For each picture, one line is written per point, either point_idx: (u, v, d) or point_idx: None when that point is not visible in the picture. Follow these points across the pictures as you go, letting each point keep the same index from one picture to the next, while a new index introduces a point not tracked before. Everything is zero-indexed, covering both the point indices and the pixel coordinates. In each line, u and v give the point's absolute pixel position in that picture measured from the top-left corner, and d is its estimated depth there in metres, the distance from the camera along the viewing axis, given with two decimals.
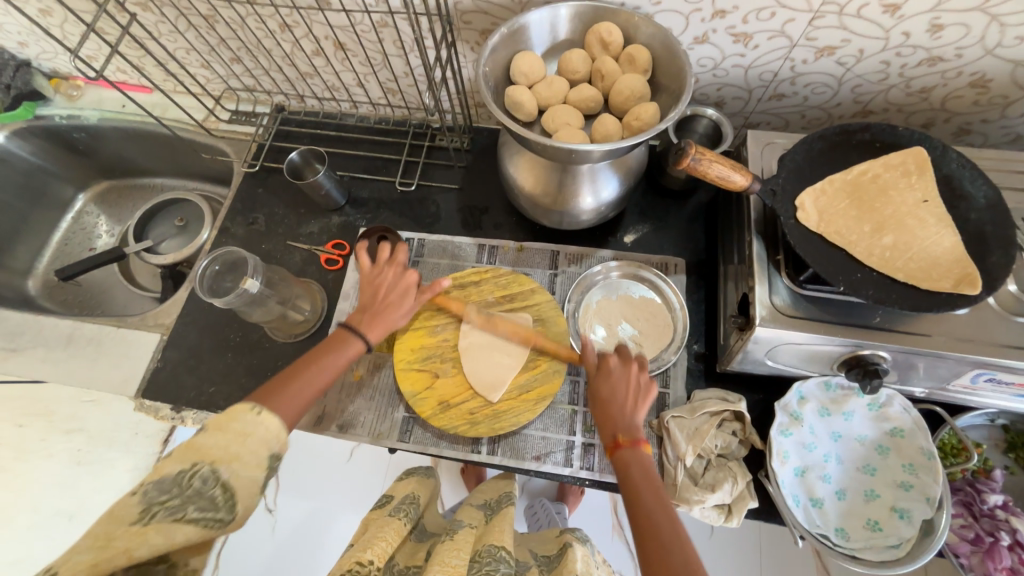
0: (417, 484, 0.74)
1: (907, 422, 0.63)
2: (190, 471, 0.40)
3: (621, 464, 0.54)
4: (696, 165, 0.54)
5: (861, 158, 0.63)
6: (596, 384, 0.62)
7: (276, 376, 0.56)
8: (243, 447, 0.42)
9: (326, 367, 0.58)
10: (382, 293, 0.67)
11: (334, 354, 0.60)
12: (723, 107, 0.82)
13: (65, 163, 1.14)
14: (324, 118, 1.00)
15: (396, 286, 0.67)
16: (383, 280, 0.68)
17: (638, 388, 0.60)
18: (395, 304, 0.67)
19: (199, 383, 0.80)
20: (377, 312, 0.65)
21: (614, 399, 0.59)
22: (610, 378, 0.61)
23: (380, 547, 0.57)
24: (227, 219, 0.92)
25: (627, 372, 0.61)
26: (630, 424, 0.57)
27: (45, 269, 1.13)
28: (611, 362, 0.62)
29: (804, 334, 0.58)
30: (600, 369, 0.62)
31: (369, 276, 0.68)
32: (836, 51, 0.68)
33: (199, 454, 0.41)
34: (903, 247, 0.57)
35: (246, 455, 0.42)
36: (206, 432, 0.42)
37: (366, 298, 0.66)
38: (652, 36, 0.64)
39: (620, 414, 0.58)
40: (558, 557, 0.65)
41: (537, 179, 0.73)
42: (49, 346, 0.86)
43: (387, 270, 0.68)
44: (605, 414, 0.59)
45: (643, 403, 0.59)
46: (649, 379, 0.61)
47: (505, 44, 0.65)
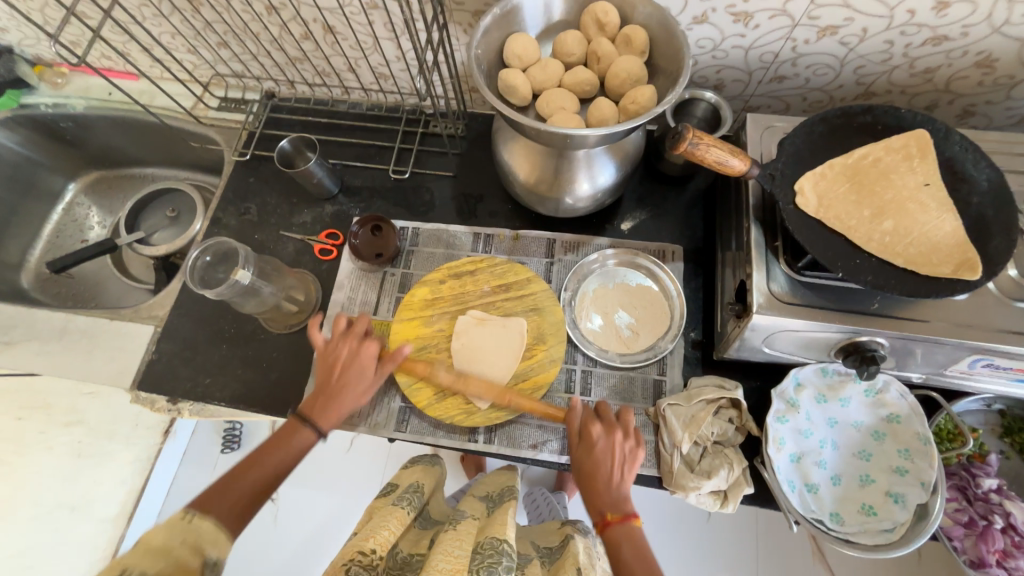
0: (422, 473, 0.74)
1: (903, 408, 0.63)
2: None
3: (612, 544, 0.54)
4: (693, 150, 0.53)
5: (863, 142, 0.62)
6: (580, 457, 0.60)
7: (232, 473, 0.54)
8: (170, 557, 0.42)
9: (274, 462, 0.56)
10: (336, 371, 0.63)
11: (283, 447, 0.57)
12: (722, 90, 0.81)
13: (52, 153, 1.12)
14: (315, 104, 0.98)
15: (352, 362, 0.63)
16: (341, 356, 0.64)
17: (624, 455, 0.58)
18: (352, 386, 0.62)
19: (195, 375, 0.80)
20: (331, 395, 0.62)
21: (597, 473, 0.57)
22: (593, 451, 0.59)
23: (383, 536, 0.57)
24: (219, 209, 0.91)
25: (611, 443, 0.59)
26: (616, 497, 0.56)
27: (37, 262, 1.12)
28: (593, 432, 0.60)
29: (801, 321, 0.58)
30: (582, 440, 0.60)
31: (325, 353, 0.65)
32: (839, 31, 0.66)
33: (125, 565, 0.41)
34: (903, 232, 0.57)
35: (176, 558, 0.42)
36: (135, 547, 0.42)
37: (324, 379, 0.63)
38: (649, 16, 0.62)
39: (605, 486, 0.56)
40: (560, 548, 0.65)
41: (532, 166, 0.71)
42: (42, 340, 0.85)
43: (343, 344, 0.65)
44: (592, 489, 0.57)
45: (629, 470, 0.58)
46: (635, 444, 0.59)
47: (498, 26, 0.63)
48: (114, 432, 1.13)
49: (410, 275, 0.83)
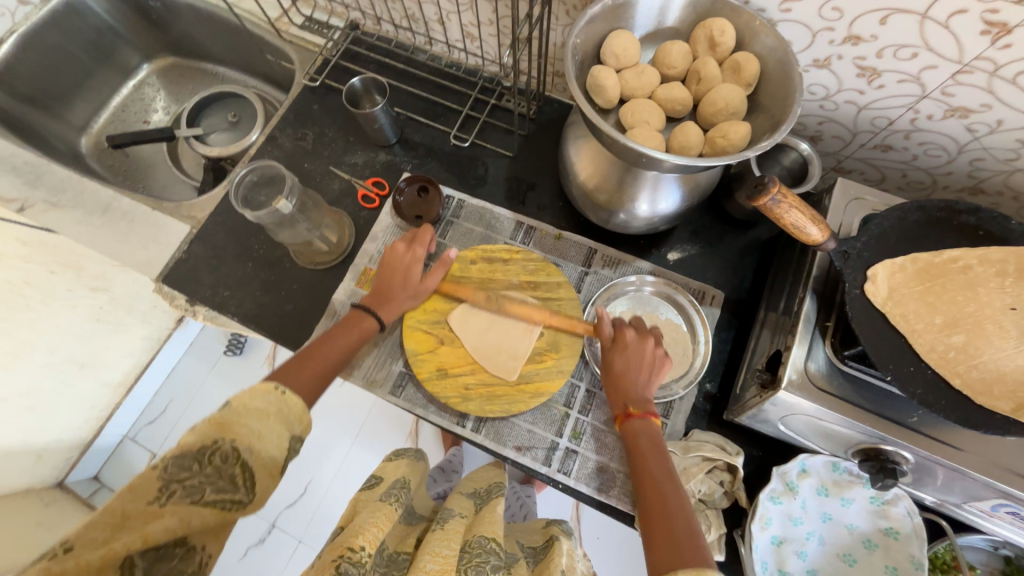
0: (408, 467, 0.71)
1: (905, 525, 0.60)
2: (213, 447, 0.42)
3: (629, 435, 0.60)
4: (773, 206, 0.48)
5: (956, 242, 0.56)
6: (611, 358, 0.65)
7: (303, 354, 0.61)
8: (265, 420, 0.46)
9: (346, 338, 0.64)
10: (393, 273, 0.71)
11: (353, 330, 0.66)
12: (817, 143, 0.75)
13: (134, 28, 1.11)
14: (396, 47, 0.95)
15: (406, 265, 0.71)
16: (397, 260, 0.71)
17: (653, 360, 0.64)
18: (401, 284, 0.70)
19: (217, 284, 0.82)
20: (388, 293, 0.70)
21: (628, 374, 0.63)
22: (626, 352, 0.64)
23: (372, 533, 0.53)
24: (277, 127, 0.91)
25: (641, 348, 0.65)
26: (640, 398, 0.62)
27: (99, 130, 1.13)
28: (625, 337, 0.65)
29: (828, 411, 0.54)
30: (613, 341, 0.66)
31: (389, 252, 0.72)
32: (971, 115, 0.59)
33: (222, 428, 0.43)
34: (970, 352, 0.52)
35: (266, 434, 0.45)
36: (227, 409, 0.45)
37: (380, 281, 0.71)
38: (768, 49, 0.57)
39: (633, 387, 0.63)
40: (544, 550, 0.68)
41: (596, 171, 0.68)
42: (85, 211, 0.86)
43: (404, 248, 0.72)
44: (619, 386, 0.63)
45: (656, 375, 0.64)
46: (663, 354, 0.65)
47: (604, 18, 0.59)
48: (133, 307, 1.14)
49: (444, 245, 0.82)
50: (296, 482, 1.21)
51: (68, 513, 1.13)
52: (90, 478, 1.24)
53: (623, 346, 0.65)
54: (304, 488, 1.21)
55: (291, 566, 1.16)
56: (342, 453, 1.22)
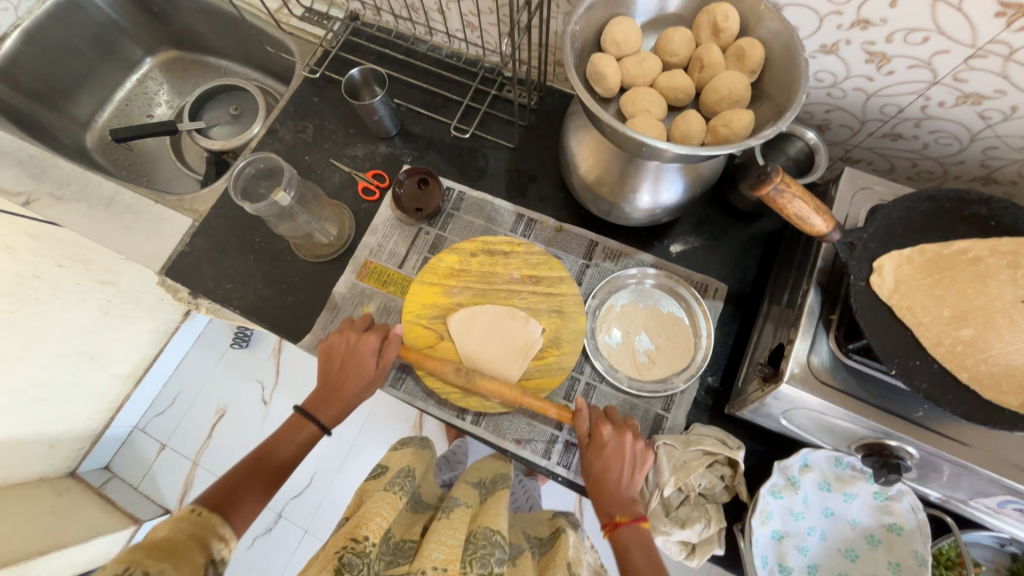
0: (413, 456, 0.71)
1: (910, 521, 0.59)
2: (124, 575, 0.38)
3: (621, 547, 0.55)
4: (776, 197, 0.47)
5: (966, 234, 0.55)
6: (589, 461, 0.61)
7: (245, 466, 0.57)
8: (178, 548, 0.43)
9: (286, 449, 0.60)
10: (341, 362, 0.66)
11: (291, 440, 0.61)
12: (825, 132, 0.73)
13: (136, 22, 1.10)
14: (396, 38, 0.95)
15: (354, 352, 0.66)
16: (340, 348, 0.67)
17: (635, 456, 0.60)
18: (352, 375, 0.65)
19: (219, 277, 0.82)
20: (338, 386, 0.65)
21: (608, 477, 0.59)
22: (603, 455, 0.60)
23: (376, 522, 0.53)
24: (277, 120, 0.90)
25: (620, 446, 0.60)
26: (625, 500, 0.58)
27: (104, 124, 1.13)
28: (603, 435, 0.61)
29: (830, 405, 0.54)
30: (590, 442, 0.62)
31: (326, 342, 0.67)
32: (984, 102, 0.57)
33: (133, 559, 0.39)
34: (979, 346, 0.50)
35: (188, 551, 0.43)
36: (137, 546, 0.41)
37: (327, 375, 0.66)
38: (773, 33, 0.56)
39: (617, 489, 0.59)
40: (550, 541, 0.68)
41: (597, 161, 0.67)
42: (89, 204, 0.86)
43: (343, 337, 0.67)
44: (601, 492, 0.59)
45: (638, 473, 0.60)
46: (644, 447, 0.60)
47: (604, 4, 0.57)
48: (140, 301, 1.16)
49: (444, 238, 0.82)
50: (302, 472, 1.22)
51: (79, 502, 1.15)
52: (101, 468, 1.27)
53: (599, 447, 0.60)
54: (310, 479, 1.22)
55: (299, 552, 1.18)
56: (347, 444, 1.23)
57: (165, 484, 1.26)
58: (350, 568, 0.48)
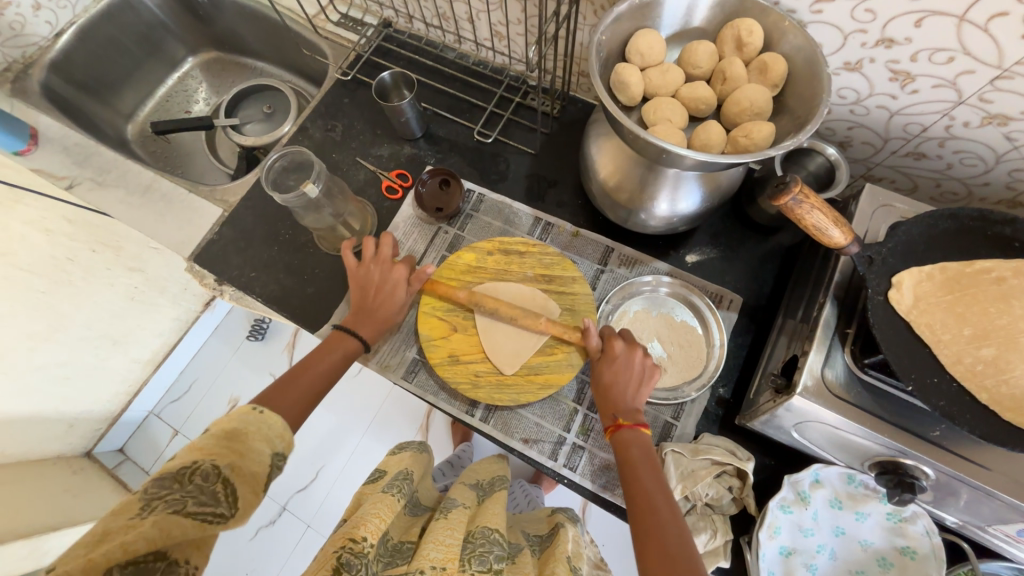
0: (411, 460, 0.72)
1: (924, 545, 0.58)
2: (191, 469, 0.38)
3: (620, 445, 0.57)
4: (794, 207, 0.47)
5: (989, 254, 0.54)
6: (599, 370, 0.63)
7: (286, 376, 0.58)
8: (244, 443, 0.42)
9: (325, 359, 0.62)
10: (372, 288, 0.69)
11: (331, 352, 0.63)
12: (846, 149, 0.73)
13: (182, 22, 1.16)
14: (426, 45, 0.98)
15: (386, 280, 0.69)
16: (372, 276, 0.69)
17: (642, 371, 0.61)
18: (385, 296, 0.69)
19: (244, 265, 0.85)
20: (370, 309, 0.68)
21: (617, 384, 0.61)
22: (614, 363, 0.62)
23: (374, 523, 0.54)
24: (308, 119, 0.94)
25: (630, 358, 0.62)
26: (630, 409, 0.60)
27: (144, 117, 1.19)
28: (615, 348, 0.62)
29: (843, 419, 0.53)
30: (602, 354, 0.64)
31: (356, 272, 0.70)
32: (1010, 123, 0.57)
33: (202, 452, 0.39)
34: (1001, 367, 0.50)
35: (253, 448, 0.42)
36: (209, 436, 0.41)
37: (358, 297, 0.69)
38: (797, 49, 0.57)
39: (622, 398, 0.60)
40: (550, 537, 0.68)
41: (617, 168, 0.68)
42: (126, 191, 0.90)
43: (375, 266, 0.70)
44: (609, 400, 0.61)
45: (646, 386, 0.61)
46: (653, 363, 0.62)
47: (631, 16, 0.59)
48: (165, 288, 1.19)
49: (462, 237, 0.84)
50: (309, 467, 1.24)
51: (93, 481, 1.18)
52: (116, 450, 1.31)
53: (610, 359, 0.62)
54: (316, 473, 1.23)
55: (298, 549, 1.19)
56: (354, 442, 1.24)
57: None
58: (348, 568, 0.48)
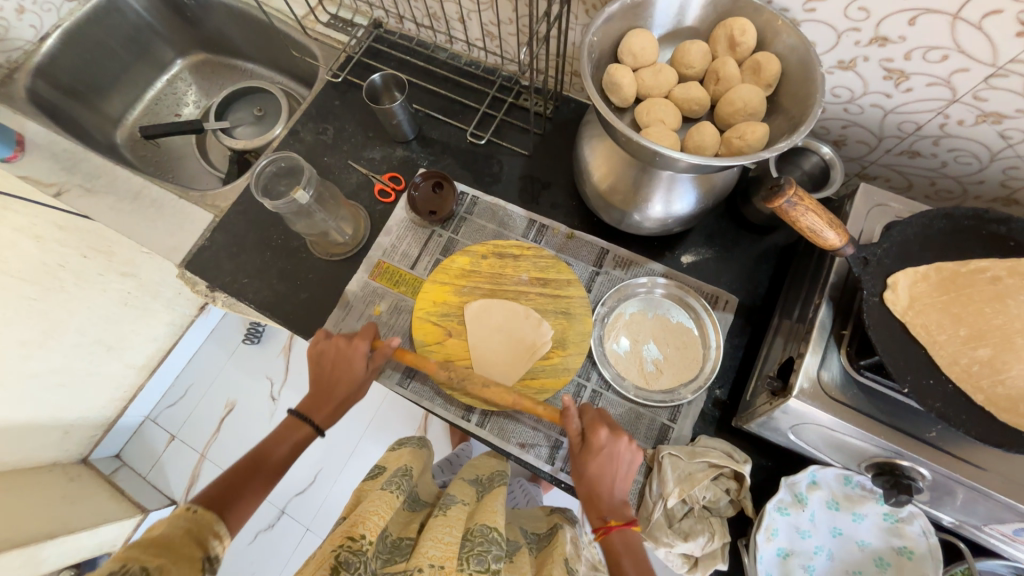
0: (411, 456, 0.71)
1: (920, 545, 0.58)
2: (121, 572, 0.39)
3: (613, 552, 0.54)
4: (789, 209, 0.47)
5: (985, 253, 0.54)
6: (582, 465, 0.60)
7: (235, 470, 0.57)
8: (174, 547, 0.44)
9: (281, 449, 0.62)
10: (331, 366, 0.68)
11: (284, 442, 0.63)
12: (841, 147, 0.73)
13: (169, 25, 1.14)
14: (417, 46, 0.97)
15: (344, 356, 0.68)
16: (328, 353, 0.69)
17: (626, 463, 0.60)
18: (343, 374, 0.67)
19: (236, 271, 0.84)
20: (328, 390, 0.67)
21: (603, 482, 0.58)
22: (598, 458, 0.59)
23: (373, 521, 0.53)
24: (299, 122, 0.93)
25: (616, 452, 0.59)
26: (616, 505, 0.58)
27: (134, 121, 1.17)
28: (599, 440, 0.59)
29: (840, 421, 0.53)
30: (585, 444, 0.60)
31: (314, 347, 0.69)
32: (1004, 121, 0.57)
33: (131, 556, 0.40)
34: (997, 367, 0.49)
35: (184, 556, 0.43)
36: (136, 542, 0.42)
37: (317, 377, 0.68)
38: (790, 48, 0.56)
39: (608, 496, 0.58)
40: (548, 537, 0.68)
41: (610, 169, 0.67)
42: (116, 197, 0.89)
43: (333, 343, 0.69)
44: (591, 502, 0.58)
45: (627, 478, 0.60)
46: (637, 451, 0.60)
47: (622, 16, 0.58)
48: (158, 293, 1.18)
49: (456, 241, 0.83)
50: (307, 470, 1.23)
51: (89, 488, 1.17)
52: (112, 456, 1.30)
53: (592, 450, 0.60)
54: (314, 476, 1.23)
55: (298, 551, 1.19)
56: (351, 445, 1.24)
57: (173, 475, 1.28)
58: (347, 567, 0.48)
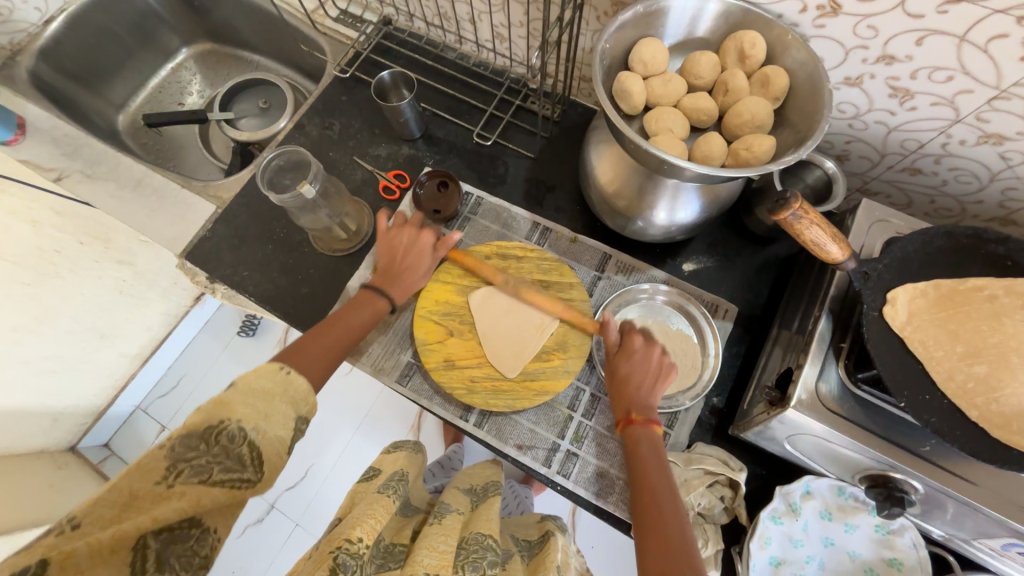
0: (406, 460, 0.71)
1: (910, 557, 0.59)
2: (218, 427, 0.40)
3: (631, 440, 0.60)
4: (793, 222, 0.47)
5: (982, 272, 0.55)
6: (616, 363, 0.66)
7: (311, 334, 0.62)
8: (269, 402, 0.43)
9: (351, 319, 0.66)
10: (399, 256, 0.73)
11: (358, 312, 0.67)
12: (844, 162, 0.74)
13: (176, 13, 1.14)
14: (426, 45, 0.97)
15: (413, 248, 0.73)
16: (400, 240, 0.73)
17: (659, 368, 0.64)
18: (412, 266, 0.72)
19: (236, 264, 0.84)
20: (397, 274, 0.72)
21: (634, 379, 0.64)
22: (632, 358, 0.65)
23: (369, 524, 0.53)
24: (305, 116, 0.93)
25: (649, 355, 0.65)
26: (645, 405, 0.62)
27: (136, 109, 1.16)
28: (635, 343, 0.66)
29: (835, 433, 0.54)
30: (621, 347, 0.67)
31: (387, 236, 0.74)
32: (1005, 143, 0.58)
33: (229, 409, 0.41)
34: (992, 384, 0.50)
35: (276, 413, 0.43)
36: (233, 393, 0.42)
37: (387, 262, 0.72)
38: (799, 64, 0.57)
39: (637, 394, 0.63)
40: (539, 544, 0.68)
41: (616, 175, 0.68)
42: (117, 184, 0.88)
43: (404, 232, 0.73)
44: (620, 394, 0.64)
45: (661, 383, 0.64)
46: (670, 362, 0.65)
47: (634, 25, 0.59)
48: (155, 282, 1.17)
49: (459, 241, 0.83)
50: (298, 466, 1.23)
51: (78, 476, 1.16)
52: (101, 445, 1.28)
53: (629, 350, 0.66)
54: (306, 471, 1.22)
55: (287, 547, 1.18)
56: (345, 440, 1.23)
57: None
58: (345, 568, 0.47)
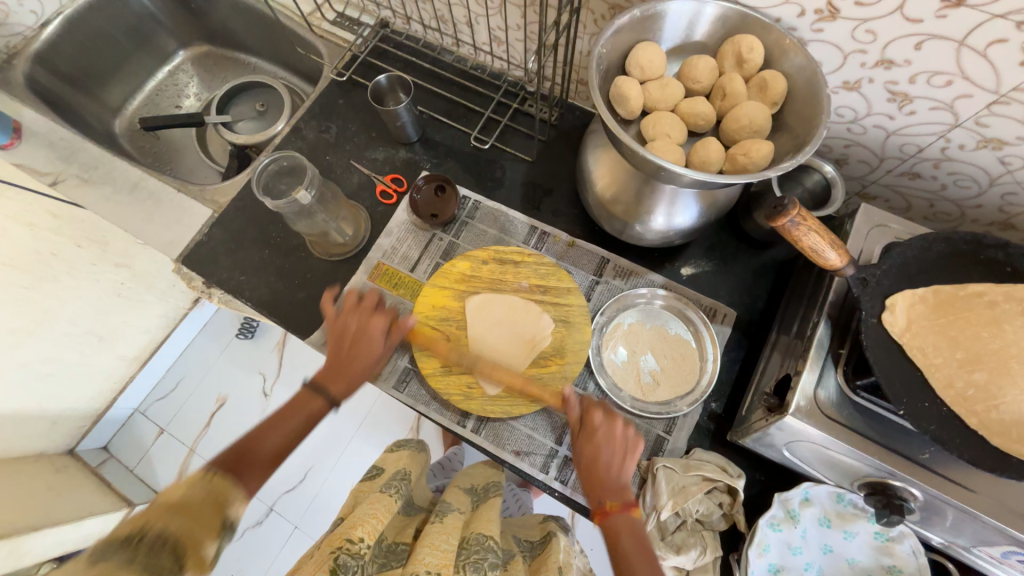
0: (409, 459, 0.71)
1: (910, 564, 0.59)
2: (138, 535, 0.38)
3: (611, 533, 0.54)
4: (791, 229, 0.47)
5: (982, 278, 0.55)
6: (581, 447, 0.61)
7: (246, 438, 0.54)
8: (192, 512, 0.41)
9: (288, 424, 0.58)
10: (349, 339, 0.67)
11: (298, 414, 0.59)
12: (843, 166, 0.73)
13: (172, 16, 1.13)
14: (423, 47, 0.97)
15: (365, 331, 0.67)
16: (349, 325, 0.68)
17: (625, 443, 0.60)
18: (362, 353, 0.66)
19: (233, 268, 0.84)
20: (345, 363, 0.65)
21: (599, 461, 0.59)
22: (594, 438, 0.60)
23: (371, 525, 0.52)
24: (302, 119, 0.92)
25: (612, 429, 0.60)
26: (617, 488, 0.57)
27: (133, 112, 1.16)
28: (594, 419, 0.61)
29: (833, 440, 0.53)
30: (582, 426, 0.62)
31: (334, 324, 0.69)
32: (1004, 147, 0.57)
33: (149, 520, 0.39)
34: (993, 392, 0.50)
35: (203, 515, 0.41)
36: (160, 502, 0.41)
37: (334, 349, 0.67)
38: (797, 68, 0.56)
39: (608, 477, 0.58)
40: (541, 545, 0.68)
41: (613, 180, 0.67)
42: (113, 188, 0.88)
43: (354, 316, 0.69)
44: (590, 478, 0.58)
45: (629, 460, 0.59)
46: (636, 433, 0.60)
47: (632, 29, 0.58)
48: (152, 285, 1.17)
49: (456, 245, 0.83)
50: (297, 468, 1.23)
51: (76, 479, 1.16)
52: (100, 448, 1.28)
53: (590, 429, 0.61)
54: (305, 474, 1.22)
55: (286, 549, 1.18)
56: (343, 443, 1.23)
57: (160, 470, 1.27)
58: (346, 568, 0.47)
